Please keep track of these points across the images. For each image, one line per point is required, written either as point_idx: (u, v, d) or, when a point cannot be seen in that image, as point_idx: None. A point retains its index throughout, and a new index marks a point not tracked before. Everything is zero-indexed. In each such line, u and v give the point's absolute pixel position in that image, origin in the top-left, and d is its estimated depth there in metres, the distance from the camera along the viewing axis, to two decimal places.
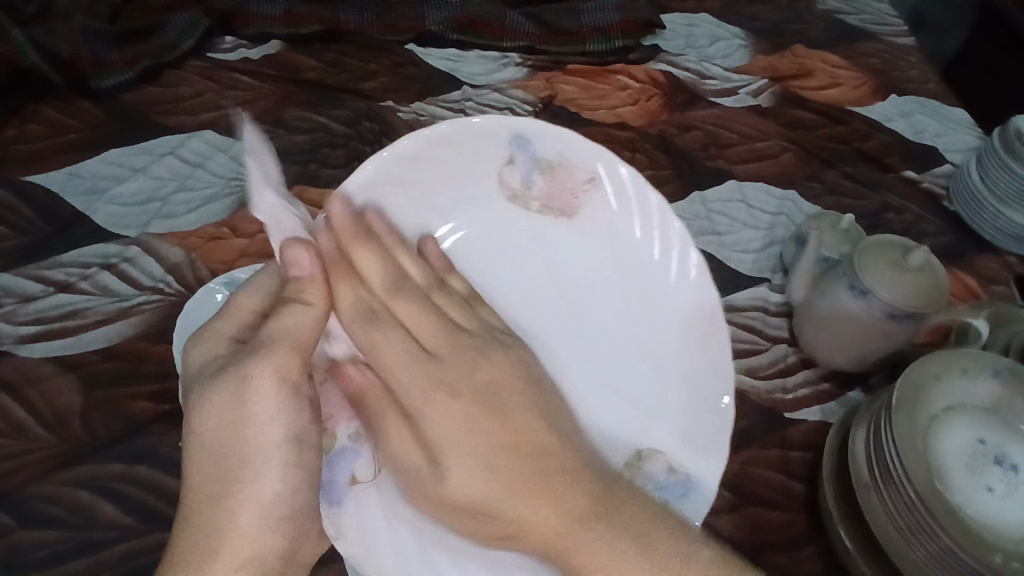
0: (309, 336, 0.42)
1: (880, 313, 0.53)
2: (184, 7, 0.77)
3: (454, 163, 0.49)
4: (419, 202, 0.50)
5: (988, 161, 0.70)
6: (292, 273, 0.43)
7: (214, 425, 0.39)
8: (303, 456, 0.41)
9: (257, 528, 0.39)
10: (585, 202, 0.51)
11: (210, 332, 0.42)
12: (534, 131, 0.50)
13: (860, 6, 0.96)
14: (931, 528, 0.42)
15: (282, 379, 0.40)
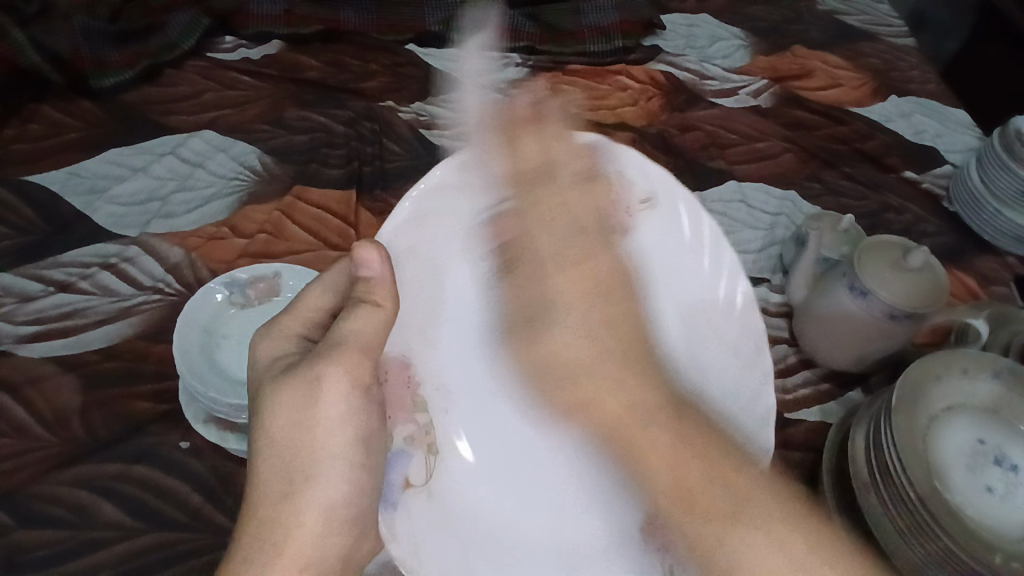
0: (375, 339, 0.44)
1: (880, 313, 0.53)
2: (184, 7, 0.77)
3: (501, 179, 0.52)
4: (467, 225, 0.52)
5: (988, 161, 0.70)
6: (360, 273, 0.44)
7: (286, 422, 0.43)
8: (367, 457, 0.44)
9: (320, 526, 0.42)
10: (633, 221, 0.55)
11: (281, 332, 0.46)
12: (583, 145, 0.53)
13: (859, 6, 0.96)
14: (931, 528, 0.42)
15: (351, 378, 0.43)
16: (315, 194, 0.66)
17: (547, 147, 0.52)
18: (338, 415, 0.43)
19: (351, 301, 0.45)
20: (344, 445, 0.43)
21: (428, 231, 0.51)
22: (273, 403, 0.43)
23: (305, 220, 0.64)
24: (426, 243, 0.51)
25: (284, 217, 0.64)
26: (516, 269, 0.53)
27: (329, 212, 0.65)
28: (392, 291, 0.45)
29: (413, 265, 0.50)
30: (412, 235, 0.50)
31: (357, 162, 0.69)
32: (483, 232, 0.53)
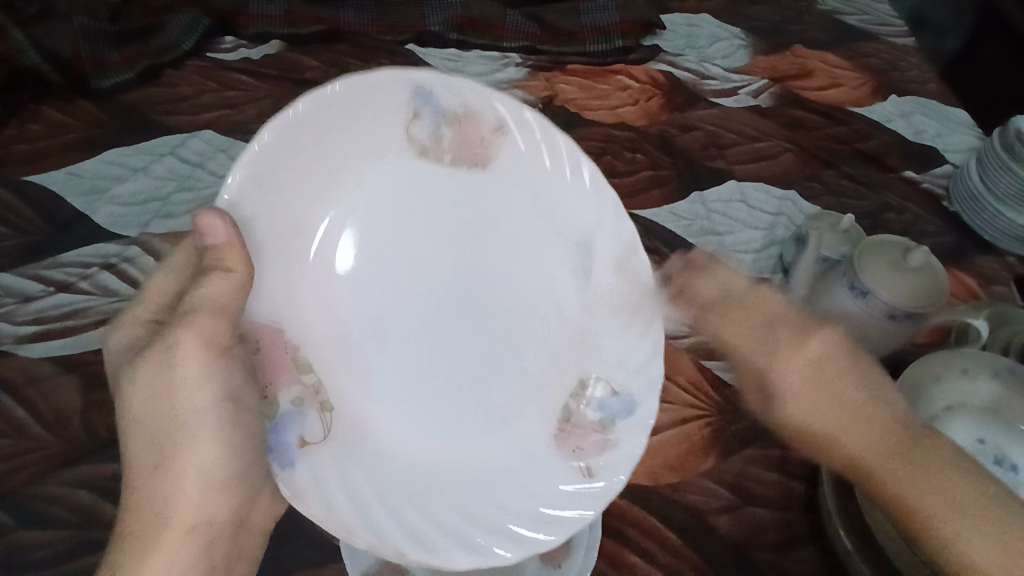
0: (229, 304, 0.40)
1: (880, 313, 0.53)
2: (184, 7, 0.77)
3: (356, 127, 0.43)
4: (319, 185, 0.43)
5: (988, 161, 0.69)
6: (206, 240, 0.39)
7: (145, 398, 0.41)
8: (238, 415, 0.42)
9: (198, 494, 0.42)
10: (496, 151, 0.45)
11: (127, 319, 0.43)
12: (433, 79, 0.43)
13: (860, 6, 0.96)
14: None
15: (208, 345, 0.40)
16: None
17: (399, 86, 0.42)
18: (209, 369, 0.41)
19: (200, 269, 0.40)
20: (216, 403, 0.42)
21: (281, 189, 0.42)
22: (124, 377, 0.41)
23: None
24: (285, 202, 0.43)
25: None
26: (398, 223, 0.47)
27: None
28: (246, 253, 0.40)
29: (282, 227, 0.44)
30: (254, 189, 0.40)
31: None
32: (356, 173, 0.45)
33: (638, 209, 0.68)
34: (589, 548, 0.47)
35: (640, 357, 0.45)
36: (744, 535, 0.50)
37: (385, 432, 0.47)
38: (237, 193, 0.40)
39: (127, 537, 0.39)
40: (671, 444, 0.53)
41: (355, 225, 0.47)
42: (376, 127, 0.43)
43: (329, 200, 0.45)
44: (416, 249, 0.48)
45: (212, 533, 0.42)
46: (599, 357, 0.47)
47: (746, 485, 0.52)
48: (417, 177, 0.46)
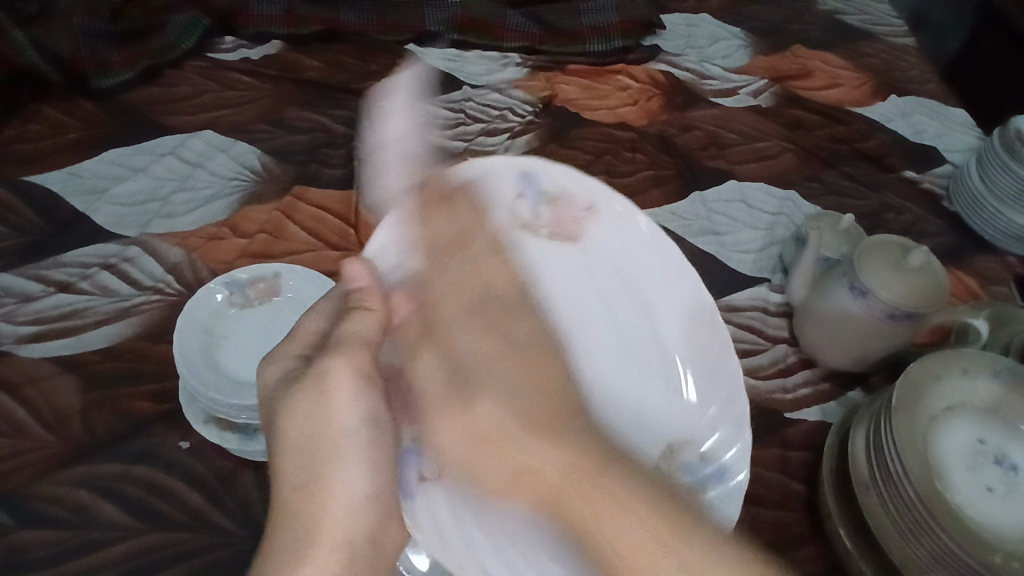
0: (374, 336, 0.45)
1: (880, 313, 0.53)
2: (184, 8, 0.77)
3: (476, 203, 0.54)
4: (442, 245, 0.52)
5: (988, 161, 0.70)
6: (353, 284, 0.47)
7: (297, 431, 0.42)
8: (374, 448, 0.43)
9: (345, 521, 0.40)
10: (584, 226, 0.54)
11: (279, 353, 0.45)
12: (535, 167, 0.56)
13: (860, 6, 0.96)
14: (931, 526, 0.41)
15: (357, 372, 0.44)
16: (315, 194, 0.66)
17: (507, 173, 0.55)
18: (330, 409, 0.43)
19: (345, 310, 0.46)
20: (347, 432, 0.42)
21: (411, 265, 0.51)
22: (284, 409, 0.42)
23: (305, 220, 0.64)
24: (421, 268, 0.51)
25: (284, 217, 0.64)
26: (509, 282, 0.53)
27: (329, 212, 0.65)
28: (382, 296, 0.47)
29: (408, 292, 0.50)
30: (412, 275, 0.51)
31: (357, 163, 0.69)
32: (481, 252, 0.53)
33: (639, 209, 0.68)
34: None
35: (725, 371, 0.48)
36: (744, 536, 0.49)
37: None
38: (410, 263, 0.51)
39: (286, 521, 0.39)
40: None
41: (467, 275, 0.52)
42: (493, 202, 0.54)
43: (441, 261, 0.51)
44: (524, 296, 0.52)
45: (350, 555, 0.39)
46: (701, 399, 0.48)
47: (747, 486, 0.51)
48: (522, 245, 0.54)
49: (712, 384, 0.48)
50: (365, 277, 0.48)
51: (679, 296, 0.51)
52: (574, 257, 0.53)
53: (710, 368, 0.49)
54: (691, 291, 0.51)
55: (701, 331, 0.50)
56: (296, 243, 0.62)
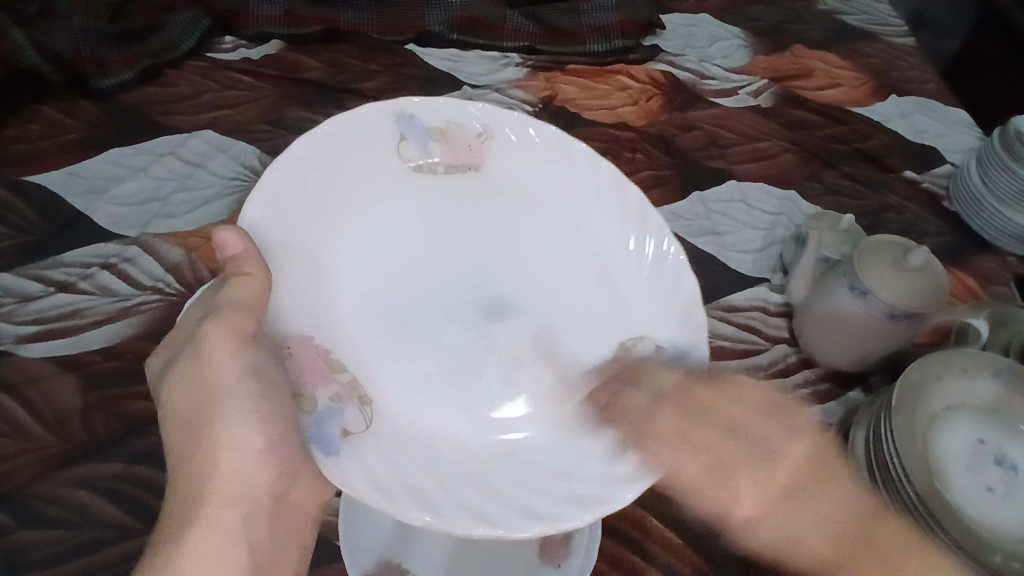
0: (258, 301, 0.41)
1: (880, 313, 0.53)
2: (184, 7, 0.77)
3: (354, 164, 0.48)
4: (323, 205, 0.46)
5: (988, 161, 0.70)
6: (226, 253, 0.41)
7: (191, 388, 0.43)
8: (268, 391, 0.41)
9: (238, 469, 0.43)
10: (485, 154, 0.51)
11: (165, 347, 0.45)
12: (413, 104, 0.49)
13: (860, 6, 0.96)
14: (933, 530, 0.42)
15: (234, 335, 0.41)
16: None
17: (383, 118, 0.49)
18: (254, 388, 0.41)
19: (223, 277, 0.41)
20: (240, 378, 0.42)
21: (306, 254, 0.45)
22: (165, 389, 0.44)
23: None
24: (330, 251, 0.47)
25: None
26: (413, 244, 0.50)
27: None
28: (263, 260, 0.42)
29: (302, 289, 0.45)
30: (308, 274, 0.45)
31: None
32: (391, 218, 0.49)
33: None
34: (589, 549, 0.47)
35: (658, 285, 0.47)
36: None
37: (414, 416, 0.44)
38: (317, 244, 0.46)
39: (172, 523, 0.41)
40: None
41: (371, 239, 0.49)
42: (372, 153, 0.48)
43: (335, 230, 0.47)
44: (416, 240, 0.50)
45: (248, 509, 0.43)
46: (643, 316, 0.47)
47: None
48: (417, 193, 0.50)
49: (660, 300, 0.46)
50: (237, 246, 0.41)
51: (597, 218, 0.50)
52: (480, 192, 0.51)
53: (652, 281, 0.47)
54: (603, 196, 0.50)
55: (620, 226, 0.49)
56: None
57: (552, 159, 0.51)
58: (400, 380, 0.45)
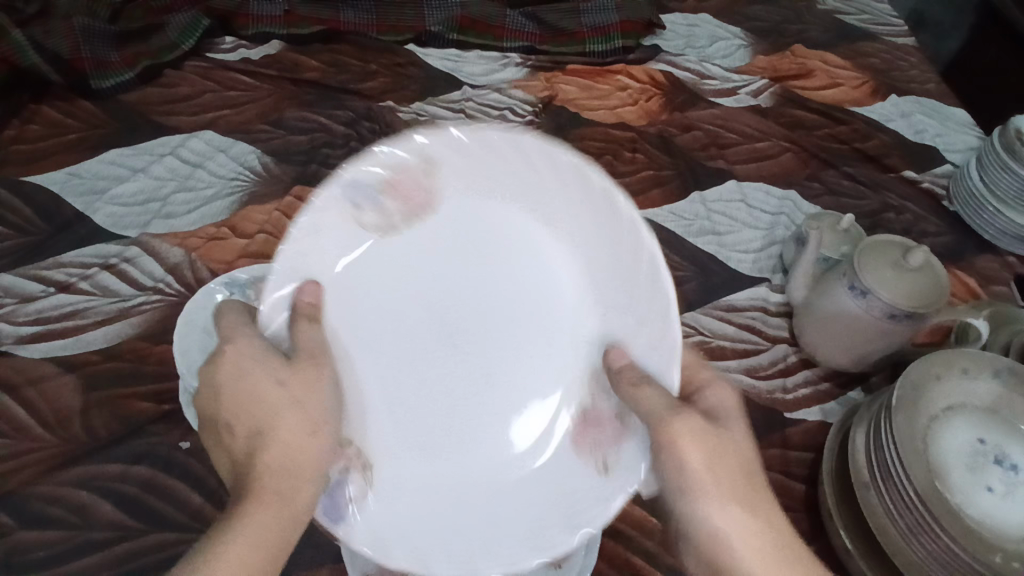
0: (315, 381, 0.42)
1: (880, 313, 0.52)
2: (185, 8, 0.79)
3: (405, 376, 0.49)
4: (391, 411, 0.48)
5: (988, 161, 0.69)
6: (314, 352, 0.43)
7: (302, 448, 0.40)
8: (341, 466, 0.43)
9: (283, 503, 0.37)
10: (382, 355, 0.49)
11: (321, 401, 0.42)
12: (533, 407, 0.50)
13: (861, 6, 0.96)
14: (931, 527, 0.41)
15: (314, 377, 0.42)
16: None
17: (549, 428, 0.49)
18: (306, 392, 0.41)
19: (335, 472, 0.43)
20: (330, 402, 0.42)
21: (466, 444, 0.49)
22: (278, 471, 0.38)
23: None
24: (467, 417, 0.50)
25: (284, 217, 0.63)
26: (411, 337, 0.50)
27: None
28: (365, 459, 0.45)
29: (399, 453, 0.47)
30: (422, 491, 0.46)
31: None
32: (381, 349, 0.49)
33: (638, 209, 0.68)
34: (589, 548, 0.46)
35: (401, 331, 0.50)
36: None
37: (382, 372, 0.49)
38: (381, 377, 0.49)
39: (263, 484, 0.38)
40: None
41: (387, 383, 0.49)
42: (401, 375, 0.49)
43: (383, 388, 0.48)
44: (398, 320, 0.50)
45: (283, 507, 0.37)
46: (421, 315, 0.50)
47: None
48: (400, 322, 0.50)
49: (414, 345, 0.50)
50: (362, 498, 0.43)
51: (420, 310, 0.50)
52: (405, 307, 0.50)
53: (421, 324, 0.50)
54: (391, 348, 0.49)
55: (427, 333, 0.50)
56: None
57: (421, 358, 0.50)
58: (385, 379, 0.49)
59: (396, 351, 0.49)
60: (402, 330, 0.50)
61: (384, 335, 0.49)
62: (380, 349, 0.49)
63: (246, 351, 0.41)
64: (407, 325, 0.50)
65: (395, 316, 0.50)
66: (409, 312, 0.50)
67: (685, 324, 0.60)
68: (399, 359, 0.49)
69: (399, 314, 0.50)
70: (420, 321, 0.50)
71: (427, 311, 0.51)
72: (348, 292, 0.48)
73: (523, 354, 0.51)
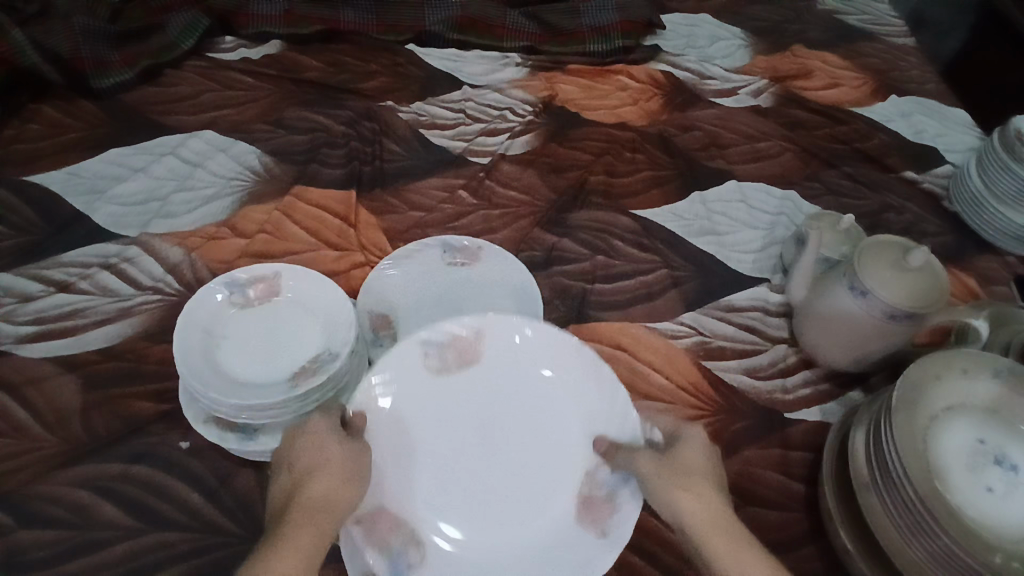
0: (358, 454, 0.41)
1: (880, 313, 0.52)
2: (185, 8, 0.79)
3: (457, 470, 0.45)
4: (449, 507, 0.44)
5: (988, 161, 0.69)
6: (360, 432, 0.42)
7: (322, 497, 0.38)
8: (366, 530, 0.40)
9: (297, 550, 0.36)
10: (432, 455, 0.45)
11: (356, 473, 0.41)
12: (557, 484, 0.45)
13: (860, 6, 0.97)
14: (931, 527, 0.41)
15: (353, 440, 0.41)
16: (315, 194, 0.66)
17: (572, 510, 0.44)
18: (357, 469, 0.40)
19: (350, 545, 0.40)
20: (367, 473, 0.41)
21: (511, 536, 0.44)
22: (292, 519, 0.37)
23: (305, 219, 0.63)
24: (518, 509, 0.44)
25: (284, 217, 0.63)
26: (457, 438, 0.46)
27: (329, 211, 0.64)
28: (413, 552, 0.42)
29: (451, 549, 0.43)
30: None
31: (356, 162, 0.69)
32: (435, 453, 0.45)
33: (638, 210, 0.68)
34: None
35: (452, 429, 0.46)
36: None
37: (439, 472, 0.45)
38: (431, 476, 0.45)
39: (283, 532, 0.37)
40: None
41: (439, 479, 0.45)
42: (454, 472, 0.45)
43: (439, 489, 0.45)
44: (447, 422, 0.46)
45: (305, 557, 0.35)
46: (472, 415, 0.47)
47: (746, 485, 0.51)
48: (445, 425, 0.46)
49: (463, 445, 0.46)
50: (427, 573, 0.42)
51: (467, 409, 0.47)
52: (451, 406, 0.47)
53: (473, 427, 0.47)
54: (441, 446, 0.46)
55: (476, 432, 0.47)
56: (297, 243, 0.62)
57: (470, 457, 0.46)
58: (440, 483, 0.45)
59: (450, 455, 0.46)
60: (449, 427, 0.46)
61: (430, 434, 0.46)
62: (435, 450, 0.45)
63: (325, 425, 0.41)
64: (452, 423, 0.46)
65: (442, 413, 0.46)
66: (454, 409, 0.47)
67: (685, 324, 0.60)
68: (454, 461, 0.45)
69: (443, 414, 0.47)
70: (472, 421, 0.47)
71: (474, 413, 0.47)
72: (411, 443, 0.45)
73: (548, 455, 0.46)
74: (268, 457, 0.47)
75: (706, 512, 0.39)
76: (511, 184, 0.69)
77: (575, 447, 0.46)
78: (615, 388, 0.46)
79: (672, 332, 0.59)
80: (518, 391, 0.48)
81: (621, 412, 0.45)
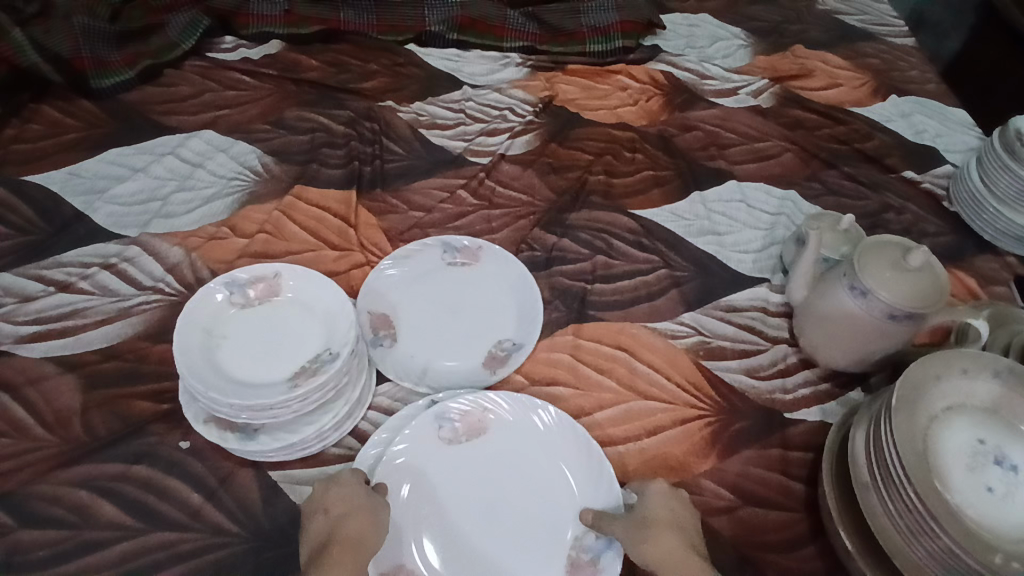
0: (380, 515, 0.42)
1: (880, 313, 0.52)
2: (185, 8, 0.79)
3: (466, 530, 0.45)
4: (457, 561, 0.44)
5: (988, 161, 0.69)
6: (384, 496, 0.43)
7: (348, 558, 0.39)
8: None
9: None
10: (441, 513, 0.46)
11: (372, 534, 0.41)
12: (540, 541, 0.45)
13: (860, 6, 0.97)
14: (932, 527, 0.41)
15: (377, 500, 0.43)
16: (315, 194, 0.66)
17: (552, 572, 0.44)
18: (376, 521, 0.41)
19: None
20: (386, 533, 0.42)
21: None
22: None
23: (305, 219, 0.63)
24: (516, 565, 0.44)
25: (284, 217, 0.63)
26: (465, 499, 0.47)
27: (329, 211, 0.64)
28: None
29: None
30: None
31: (356, 162, 0.69)
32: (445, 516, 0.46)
33: (638, 209, 0.68)
34: None
35: (461, 489, 0.47)
36: (744, 535, 0.49)
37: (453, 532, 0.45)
38: (440, 536, 0.45)
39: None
40: (672, 443, 0.53)
41: (449, 539, 0.45)
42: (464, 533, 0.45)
43: (448, 549, 0.44)
44: (462, 489, 0.47)
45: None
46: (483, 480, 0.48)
47: (746, 486, 0.51)
48: (458, 490, 0.47)
49: (470, 509, 0.46)
50: None
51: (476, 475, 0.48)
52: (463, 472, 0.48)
53: (483, 494, 0.47)
54: (453, 508, 0.46)
55: (484, 494, 0.47)
56: (297, 243, 0.62)
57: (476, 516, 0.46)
58: (450, 544, 0.45)
59: (461, 519, 0.46)
60: (459, 487, 0.47)
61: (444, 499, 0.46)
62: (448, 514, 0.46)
63: (353, 478, 0.43)
64: (458, 482, 0.47)
65: (456, 478, 0.47)
66: (465, 474, 0.48)
67: (685, 324, 0.60)
68: (466, 523, 0.46)
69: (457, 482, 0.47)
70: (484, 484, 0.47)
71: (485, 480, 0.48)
72: (435, 507, 0.46)
73: (553, 517, 0.46)
74: (268, 457, 0.47)
75: (679, 557, 0.40)
76: (511, 185, 0.69)
77: (563, 521, 0.46)
78: (601, 463, 0.48)
79: (672, 332, 0.59)
80: (526, 461, 0.48)
81: (602, 482, 0.47)
